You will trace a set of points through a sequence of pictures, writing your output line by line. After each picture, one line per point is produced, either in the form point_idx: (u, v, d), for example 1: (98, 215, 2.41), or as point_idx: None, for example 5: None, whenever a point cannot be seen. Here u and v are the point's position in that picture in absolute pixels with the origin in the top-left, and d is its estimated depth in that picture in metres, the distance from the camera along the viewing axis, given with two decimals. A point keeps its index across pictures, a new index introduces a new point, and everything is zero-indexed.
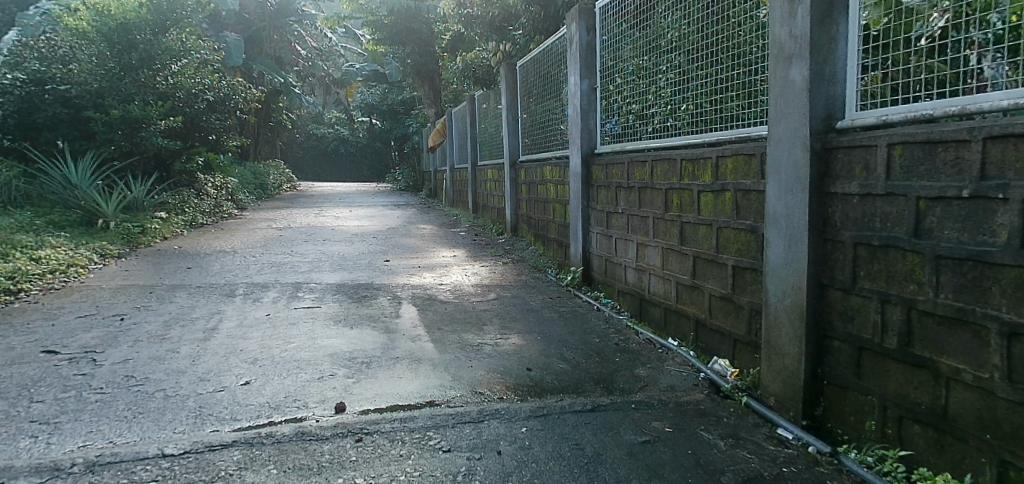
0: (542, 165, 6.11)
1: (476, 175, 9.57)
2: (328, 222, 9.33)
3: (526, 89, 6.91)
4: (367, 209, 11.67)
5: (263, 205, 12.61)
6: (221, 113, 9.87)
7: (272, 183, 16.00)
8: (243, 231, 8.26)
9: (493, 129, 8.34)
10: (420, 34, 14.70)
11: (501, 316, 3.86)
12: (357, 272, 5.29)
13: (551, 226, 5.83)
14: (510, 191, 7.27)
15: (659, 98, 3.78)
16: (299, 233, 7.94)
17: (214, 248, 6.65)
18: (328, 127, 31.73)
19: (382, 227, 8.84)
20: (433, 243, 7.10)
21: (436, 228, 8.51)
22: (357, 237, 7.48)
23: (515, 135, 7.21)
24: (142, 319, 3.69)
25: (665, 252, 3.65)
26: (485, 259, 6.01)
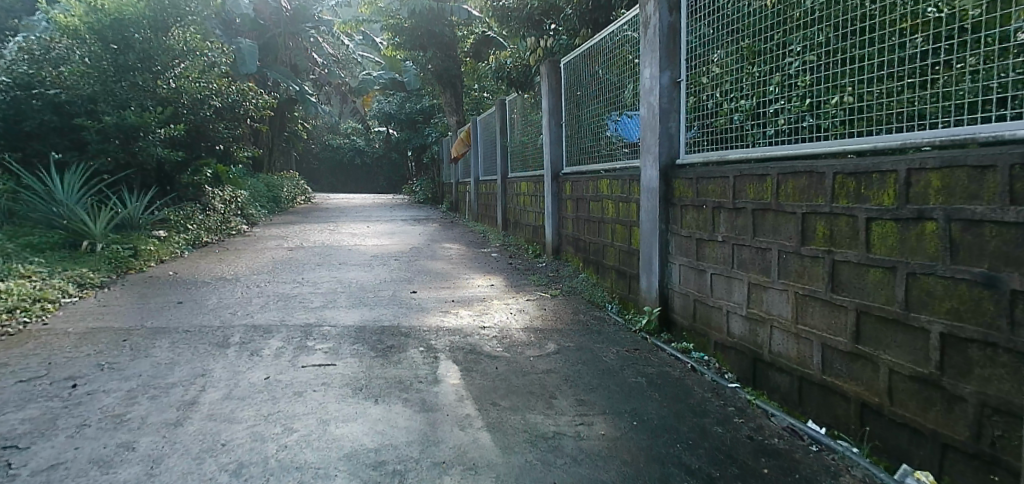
0: (597, 178, 5.18)
1: (506, 189, 8.65)
2: (344, 240, 8.46)
3: (573, 92, 6.00)
4: (386, 224, 10.81)
5: (275, 220, 11.81)
6: (230, 121, 9.10)
7: (285, 196, 15.24)
8: (250, 251, 7.42)
9: (529, 137, 7.45)
10: (443, 38, 13.93)
11: (571, 380, 2.94)
12: (378, 309, 4.38)
13: (608, 250, 4.88)
14: (551, 208, 6.33)
15: (787, 90, 2.82)
16: (310, 255, 7.07)
17: (213, 274, 5.80)
18: (344, 138, 31.10)
19: (403, 246, 7.95)
20: (463, 267, 6.18)
21: (464, 249, 7.60)
22: (376, 260, 6.58)
23: (559, 144, 6.29)
24: (102, 386, 2.82)
25: (799, 299, 2.69)
26: (529, 290, 5.06)
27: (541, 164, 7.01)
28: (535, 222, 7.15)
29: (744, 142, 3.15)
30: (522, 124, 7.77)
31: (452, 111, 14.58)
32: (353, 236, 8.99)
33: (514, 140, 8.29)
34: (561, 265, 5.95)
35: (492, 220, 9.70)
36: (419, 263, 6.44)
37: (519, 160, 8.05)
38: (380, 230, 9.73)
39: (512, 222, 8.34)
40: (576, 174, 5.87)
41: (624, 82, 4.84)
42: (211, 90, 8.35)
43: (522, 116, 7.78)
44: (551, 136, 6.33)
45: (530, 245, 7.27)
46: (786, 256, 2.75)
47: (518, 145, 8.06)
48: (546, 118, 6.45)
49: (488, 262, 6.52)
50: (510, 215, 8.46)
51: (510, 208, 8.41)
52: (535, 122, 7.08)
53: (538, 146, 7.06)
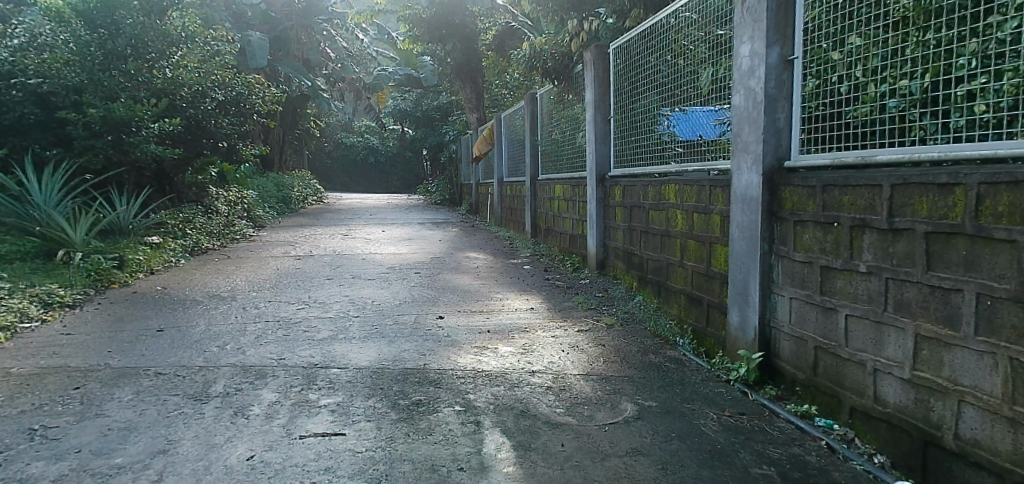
0: (658, 183, 4.34)
1: (536, 192, 7.84)
2: (358, 247, 7.69)
3: (626, 82, 5.14)
4: (403, 228, 10.05)
5: (284, 222, 11.06)
6: (236, 116, 8.35)
7: (296, 196, 14.53)
8: (253, 260, 6.65)
9: (566, 135, 6.61)
10: (463, 30, 13.17)
11: (671, 471, 2.10)
12: (399, 341, 3.58)
13: (675, 270, 4.03)
14: (595, 217, 5.48)
15: (995, 63, 1.96)
16: (319, 265, 6.28)
17: (206, 289, 5.00)
18: (358, 136, 30.44)
19: (423, 254, 7.16)
20: (494, 283, 5.35)
21: (491, 259, 6.78)
22: (393, 273, 5.77)
23: (605, 143, 5.44)
24: (22, 472, 2.03)
25: (1016, 369, 1.81)
26: (578, 316, 4.22)
27: (581, 166, 6.18)
28: (573, 231, 6.31)
29: (905, 137, 2.29)
30: (559, 121, 6.94)
31: (472, 107, 13.78)
32: (368, 242, 8.22)
33: (546, 137, 7.47)
34: (609, 282, 5.10)
35: (519, 225, 8.88)
36: (443, 277, 5.62)
37: (553, 159, 7.22)
38: (397, 235, 8.95)
39: (543, 229, 7.54)
40: (629, 177, 5.02)
41: (698, 69, 4.00)
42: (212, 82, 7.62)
43: (558, 110, 6.94)
44: (595, 133, 5.49)
45: (566, 257, 6.44)
46: (991, 302, 1.88)
47: (552, 143, 7.24)
48: (589, 112, 5.61)
49: (521, 276, 5.69)
50: (541, 221, 7.64)
51: (542, 213, 7.58)
52: (577, 117, 6.24)
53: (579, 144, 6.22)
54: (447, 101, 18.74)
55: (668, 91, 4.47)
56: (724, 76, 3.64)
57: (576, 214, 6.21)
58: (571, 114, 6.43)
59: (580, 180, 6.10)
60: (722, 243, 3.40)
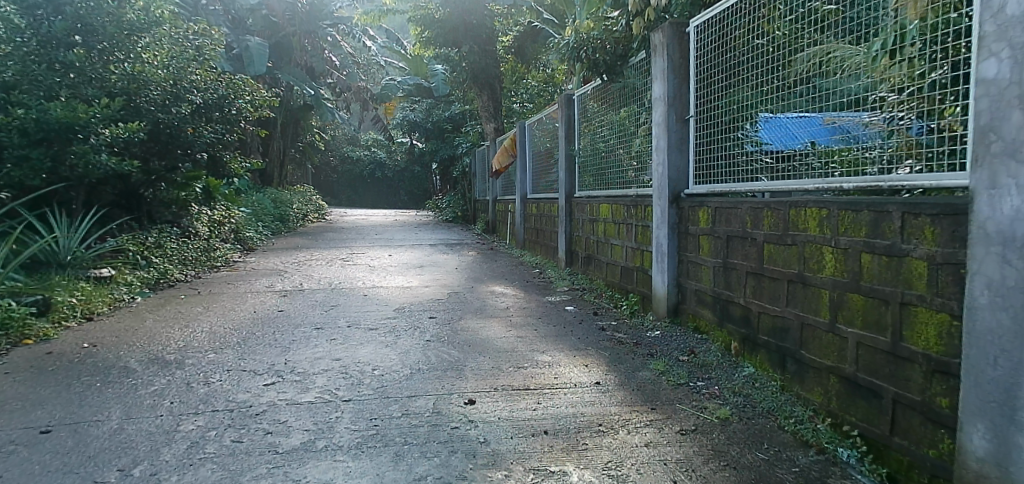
0: (776, 207, 3.03)
1: (574, 210, 6.54)
2: (360, 278, 6.41)
3: (715, 69, 3.82)
4: (412, 252, 8.78)
5: (279, 244, 9.84)
6: (221, 123, 7.11)
7: (294, 213, 13.35)
8: (227, 297, 5.39)
9: (625, 141, 5.31)
10: (480, 30, 11.92)
11: None
12: (410, 455, 2.28)
13: (817, 337, 2.72)
14: (665, 249, 4.17)
15: None
16: (309, 306, 4.99)
17: (148, 346, 3.72)
18: (365, 150, 29.30)
19: (436, 289, 5.88)
20: (534, 335, 4.05)
21: (523, 295, 5.47)
22: (401, 319, 4.47)
23: (682, 151, 4.11)
24: None
25: None
26: (669, 399, 2.90)
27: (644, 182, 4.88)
28: (628, 262, 5.04)
29: None
30: (611, 125, 5.65)
31: (489, 116, 12.47)
32: (371, 271, 6.96)
33: (591, 147, 6.20)
34: (692, 338, 3.78)
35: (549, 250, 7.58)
36: (466, 326, 4.31)
37: (602, 171, 5.93)
38: (405, 262, 7.65)
39: (582, 256, 6.25)
40: (720, 197, 3.70)
41: (839, 43, 2.73)
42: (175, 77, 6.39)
43: (610, 111, 5.65)
44: (665, 139, 4.16)
45: (619, 296, 5.15)
46: None
47: (599, 154, 5.96)
48: (656, 113, 4.29)
49: (566, 323, 4.39)
50: (579, 247, 6.34)
51: (581, 237, 6.29)
52: (639, 119, 4.94)
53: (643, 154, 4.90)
54: (460, 111, 17.51)
55: (788, 74, 3.12)
56: (903, 45, 2.34)
57: (633, 242, 4.94)
58: (631, 116, 5.14)
59: (641, 198, 4.82)
60: (935, 308, 2.06)
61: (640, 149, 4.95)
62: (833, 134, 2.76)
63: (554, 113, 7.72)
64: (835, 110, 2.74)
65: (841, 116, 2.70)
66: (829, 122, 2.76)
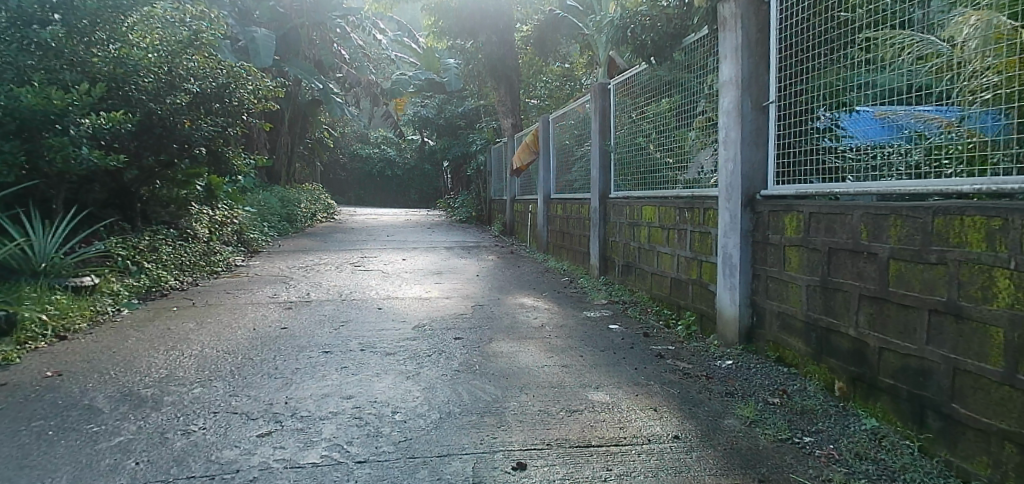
0: (910, 213, 2.35)
1: (610, 213, 5.87)
2: (373, 287, 5.78)
3: (806, 45, 3.12)
4: (428, 257, 8.13)
5: (286, 247, 9.23)
6: (221, 116, 6.46)
7: (302, 213, 12.75)
8: (223, 309, 4.77)
9: (680, 135, 4.63)
10: (497, 20, 11.23)
11: None
12: None
13: (981, 389, 2.04)
14: (737, 262, 3.50)
15: None
16: (315, 322, 4.35)
17: (123, 378, 3.09)
18: (374, 148, 28.72)
19: (458, 300, 5.23)
20: (581, 364, 3.40)
21: (558, 310, 4.81)
22: (422, 341, 3.82)
23: (758, 145, 3.43)
24: None
25: None
26: (776, 465, 2.24)
27: (706, 182, 4.21)
28: (681, 274, 4.37)
29: None
30: (661, 117, 4.97)
31: (507, 111, 11.79)
32: (384, 278, 6.31)
33: (634, 142, 5.53)
34: (778, 373, 3.11)
35: (578, 256, 6.92)
36: (499, 350, 3.67)
37: (648, 169, 5.26)
38: (420, 268, 7.01)
39: (620, 265, 5.58)
40: (814, 199, 3.01)
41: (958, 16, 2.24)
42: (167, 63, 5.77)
43: (660, 101, 4.98)
44: (737, 131, 3.49)
45: (671, 313, 4.48)
46: None
47: (645, 150, 5.29)
48: (724, 101, 3.63)
49: (614, 348, 3.73)
50: (616, 254, 5.68)
51: (619, 243, 5.62)
52: (699, 109, 4.27)
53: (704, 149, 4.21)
54: (474, 107, 16.86)
55: (888, 53, 2.56)
56: None
57: (688, 251, 4.27)
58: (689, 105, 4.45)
59: (699, 201, 4.15)
60: None
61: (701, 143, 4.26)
62: (886, 130, 2.60)
63: (584, 106, 7.04)
64: (891, 103, 2.56)
65: (898, 110, 2.52)
66: (881, 117, 2.61)
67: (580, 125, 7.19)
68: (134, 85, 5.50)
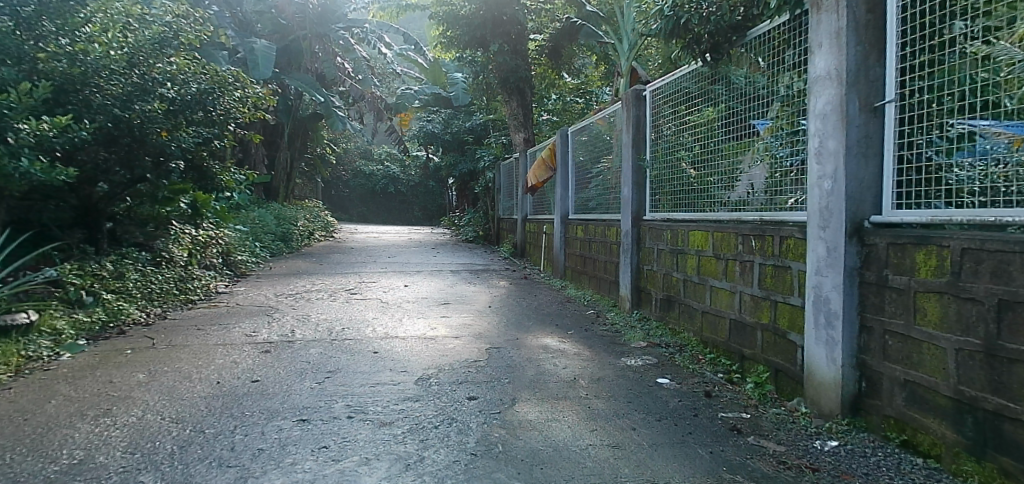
0: None
1: (646, 237, 5.08)
2: (368, 322, 4.94)
3: (949, 24, 2.32)
4: (433, 284, 7.30)
5: (276, 270, 8.41)
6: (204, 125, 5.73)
7: (299, 232, 11.97)
8: (185, 352, 3.94)
9: (743, 145, 3.84)
10: (511, 28, 10.56)
11: None
12: None
13: None
14: (838, 307, 2.70)
15: None
16: (294, 372, 3.52)
17: (18, 466, 2.26)
18: (377, 164, 28.02)
19: (469, 341, 4.39)
20: (638, 444, 2.56)
21: (591, 356, 3.98)
22: (427, 404, 2.99)
23: (867, 157, 2.65)
24: None
25: None
26: None
27: (784, 203, 3.38)
28: (745, 316, 3.56)
29: None
30: (716, 124, 4.18)
31: (519, 125, 11.12)
32: (383, 311, 5.47)
33: (679, 155, 4.73)
34: (914, 468, 2.29)
35: (603, 285, 6.12)
36: (526, 419, 2.83)
37: (698, 187, 4.47)
38: (424, 297, 6.18)
39: (658, 298, 4.77)
40: (965, 230, 2.21)
41: None
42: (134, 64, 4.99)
43: (715, 106, 4.19)
44: (838, 138, 2.71)
45: (730, 364, 3.67)
46: None
47: (699, 167, 4.47)
48: (818, 102, 2.86)
49: (675, 416, 2.90)
50: (653, 285, 4.88)
51: (656, 272, 4.83)
52: (772, 113, 3.49)
53: (779, 163, 3.42)
54: (482, 121, 16.11)
55: None
56: None
57: (755, 288, 3.47)
58: (756, 110, 3.67)
59: (772, 227, 3.35)
60: None
61: (775, 156, 3.47)
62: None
63: (611, 116, 6.27)
64: None
65: None
66: None
67: (606, 137, 6.40)
68: (96, 89, 4.83)
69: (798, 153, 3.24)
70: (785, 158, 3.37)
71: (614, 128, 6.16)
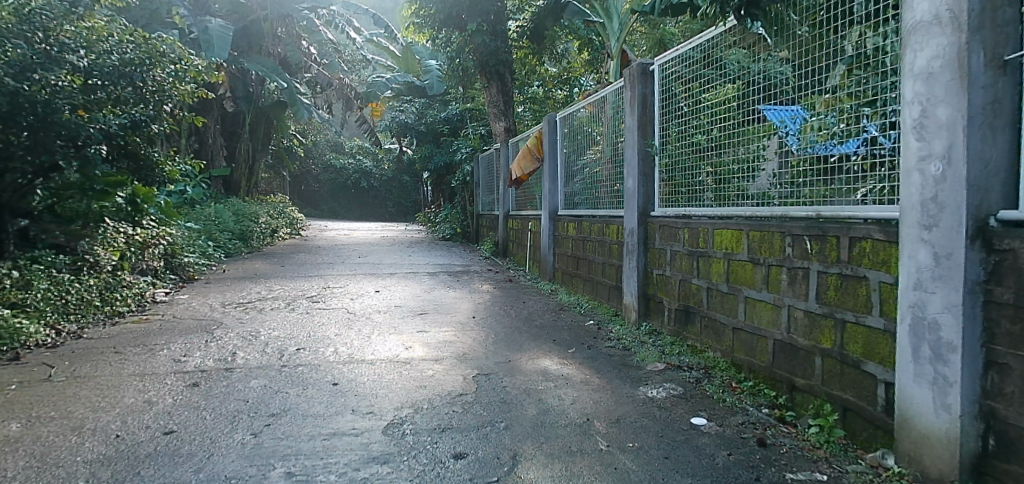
0: None
1: (656, 236, 4.36)
2: (330, 340, 4.13)
3: None
4: (407, 288, 6.49)
5: (231, 273, 7.51)
6: (134, 104, 5.01)
7: (261, 230, 11.03)
8: (89, 386, 3.10)
9: (785, 123, 3.13)
10: (489, 7, 9.76)
11: None
12: None
13: None
14: (954, 335, 2.00)
15: None
16: (225, 417, 2.71)
17: None
18: (349, 157, 26.95)
19: (451, 364, 3.60)
20: None
21: (602, 385, 3.24)
22: (398, 469, 2.20)
23: (995, 131, 1.94)
24: None
25: None
26: None
27: (852, 192, 2.67)
28: (797, 337, 2.86)
29: None
30: (746, 100, 3.46)
31: (499, 113, 10.28)
32: (348, 324, 4.65)
33: (696, 137, 4.01)
34: None
35: (601, 290, 5.40)
36: None
37: (721, 176, 3.75)
38: (397, 306, 5.37)
39: (673, 310, 4.07)
40: None
41: None
42: (37, 25, 4.34)
43: (747, 76, 3.47)
44: (953, 104, 2.00)
45: (777, 395, 2.97)
46: None
47: (722, 151, 3.75)
48: (917, 58, 2.16)
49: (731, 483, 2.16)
50: (666, 294, 4.17)
51: (670, 278, 4.12)
52: (832, 81, 2.77)
53: (844, 144, 2.70)
54: (458, 111, 15.22)
55: None
56: None
57: (812, 303, 2.77)
58: (808, 78, 2.96)
59: (837, 226, 2.63)
60: None
61: (837, 135, 2.76)
62: None
63: (610, 96, 5.52)
64: None
65: None
66: None
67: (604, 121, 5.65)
68: None
69: (874, 129, 2.53)
70: (853, 136, 2.66)
71: (613, 110, 5.41)
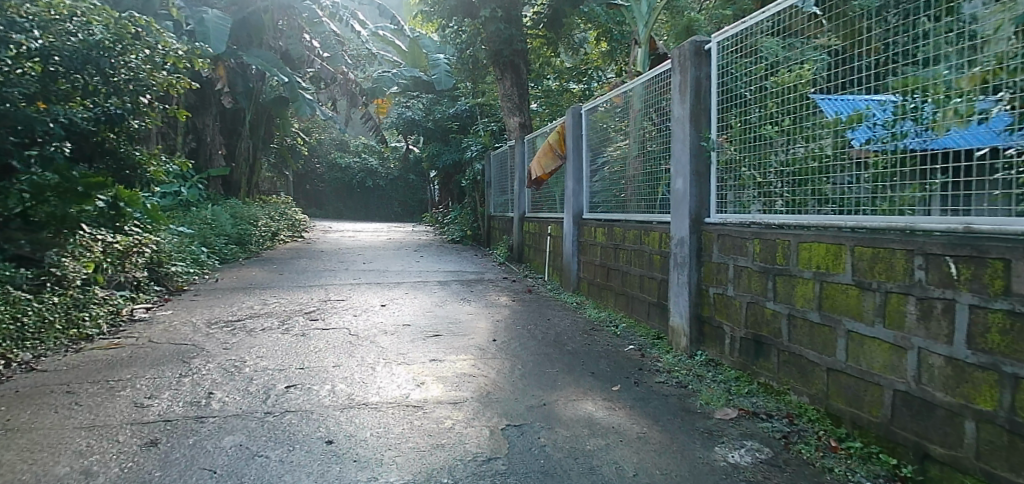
0: None
1: (713, 248, 3.66)
2: (327, 374, 3.45)
3: None
4: (415, 301, 5.82)
5: (223, 283, 6.86)
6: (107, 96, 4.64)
7: (260, 233, 10.41)
8: (15, 447, 2.44)
9: (901, 107, 2.44)
10: None
11: None
12: None
13: None
14: None
15: None
16: None
17: None
18: (354, 156, 26.34)
19: (472, 409, 2.92)
20: None
21: (666, 445, 2.55)
22: None
23: None
24: None
25: None
26: None
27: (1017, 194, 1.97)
28: (934, 391, 2.17)
29: None
30: (841, 79, 2.76)
31: (513, 107, 9.58)
32: (348, 350, 3.98)
33: (766, 128, 3.30)
34: None
35: (639, 307, 4.70)
36: None
37: (803, 174, 3.04)
38: (406, 326, 4.69)
39: (739, 338, 3.38)
40: None
41: None
42: None
43: (844, 49, 2.76)
44: None
45: (898, 464, 2.29)
46: None
47: (803, 143, 3.03)
48: None
49: None
50: (728, 317, 3.48)
51: (734, 299, 3.42)
52: (994, 49, 2.07)
53: (1010, 132, 2.00)
54: (467, 106, 14.51)
55: None
56: None
57: (960, 348, 2.08)
58: (947, 46, 2.25)
59: (1005, 247, 1.93)
60: None
61: (994, 121, 2.06)
62: None
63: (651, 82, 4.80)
64: None
65: None
66: None
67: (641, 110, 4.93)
68: None
69: None
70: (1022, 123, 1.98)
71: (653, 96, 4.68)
